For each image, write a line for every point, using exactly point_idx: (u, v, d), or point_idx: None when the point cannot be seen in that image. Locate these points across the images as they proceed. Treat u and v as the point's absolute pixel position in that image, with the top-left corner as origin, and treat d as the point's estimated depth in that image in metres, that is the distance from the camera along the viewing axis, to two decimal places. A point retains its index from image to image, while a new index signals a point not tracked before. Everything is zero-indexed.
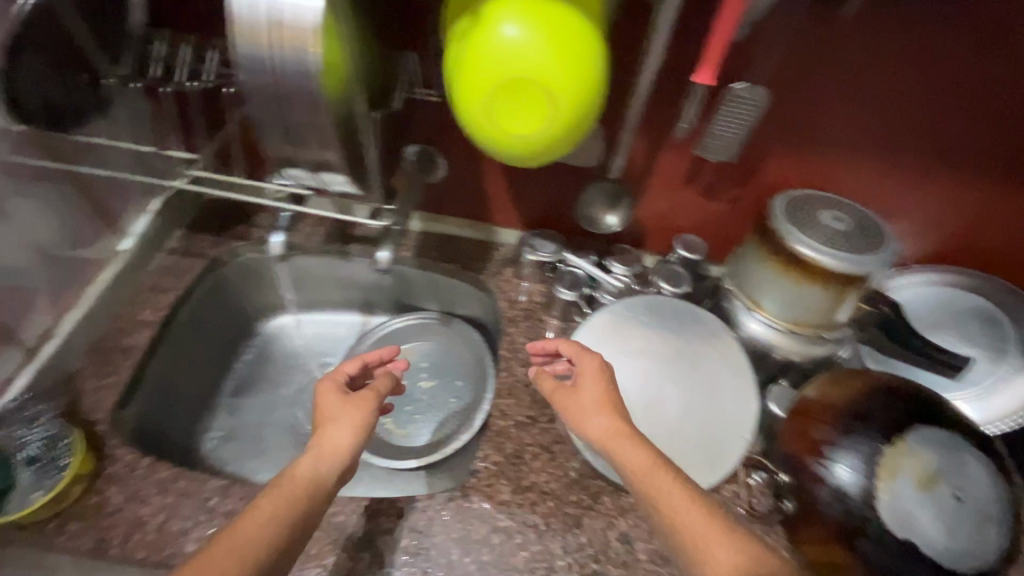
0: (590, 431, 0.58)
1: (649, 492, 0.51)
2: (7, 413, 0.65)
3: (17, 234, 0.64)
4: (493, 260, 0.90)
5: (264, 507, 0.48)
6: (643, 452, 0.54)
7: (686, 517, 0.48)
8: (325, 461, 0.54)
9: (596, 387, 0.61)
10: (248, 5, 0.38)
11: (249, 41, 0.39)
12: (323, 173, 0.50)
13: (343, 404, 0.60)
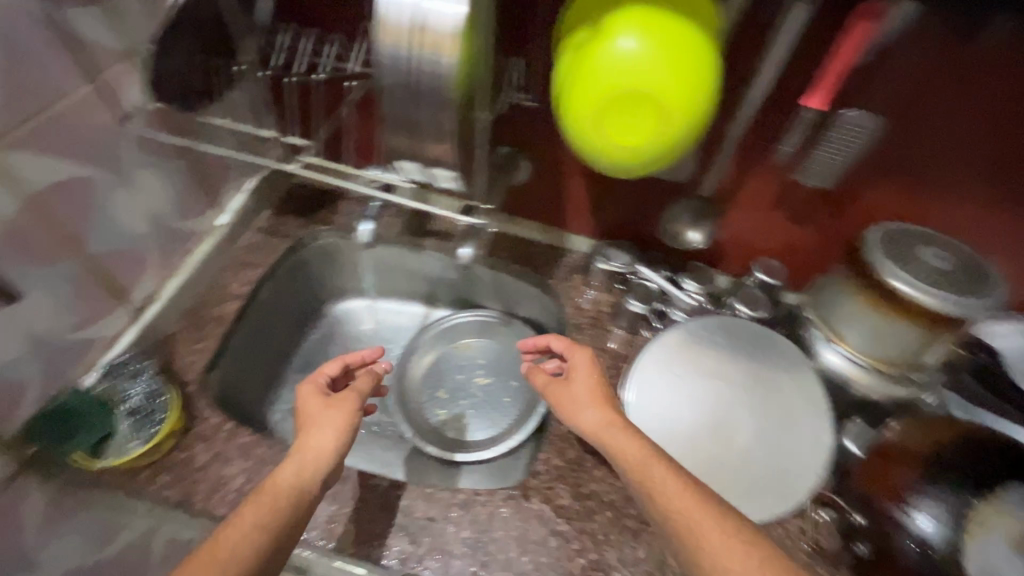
0: (584, 422, 0.60)
1: (643, 477, 0.52)
2: (114, 368, 0.69)
3: (141, 203, 0.69)
4: (563, 266, 0.91)
5: (246, 515, 0.48)
6: (633, 438, 0.56)
7: (675, 498, 0.48)
8: (306, 469, 0.55)
9: (588, 380, 0.64)
10: (396, 7, 0.40)
11: (391, 41, 0.41)
12: (434, 169, 0.50)
13: (323, 409, 0.61)
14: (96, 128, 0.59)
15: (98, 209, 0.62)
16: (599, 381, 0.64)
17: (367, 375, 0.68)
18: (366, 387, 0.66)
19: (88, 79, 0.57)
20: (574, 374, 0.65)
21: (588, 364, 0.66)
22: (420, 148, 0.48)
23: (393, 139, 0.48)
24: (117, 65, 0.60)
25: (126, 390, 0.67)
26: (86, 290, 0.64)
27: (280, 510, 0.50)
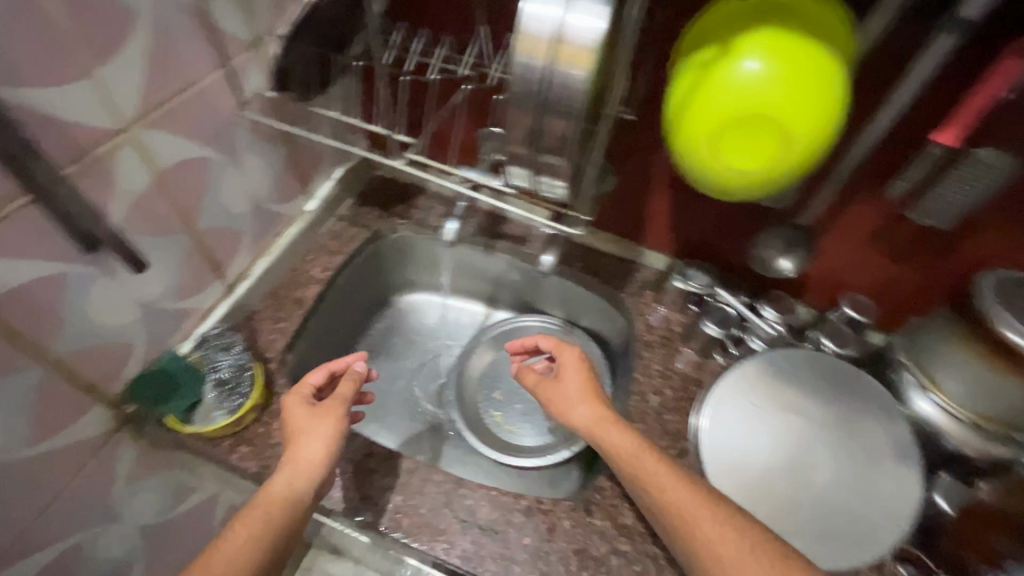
0: (577, 419, 0.67)
1: (643, 474, 0.60)
2: (208, 339, 0.72)
3: (246, 184, 0.72)
4: (634, 280, 0.90)
5: (239, 530, 0.53)
6: (627, 435, 0.63)
7: (673, 491, 0.57)
8: (299, 477, 0.58)
9: (579, 378, 0.70)
10: (536, 22, 0.41)
11: (527, 55, 0.42)
12: (543, 175, 0.51)
13: (311, 421, 0.62)
14: (218, 112, 0.62)
15: (210, 188, 0.66)
16: (589, 379, 0.70)
17: (351, 378, 0.68)
18: (349, 393, 0.66)
19: (217, 65, 0.60)
20: (564, 372, 0.71)
21: (577, 363, 0.72)
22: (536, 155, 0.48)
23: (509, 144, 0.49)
24: (241, 54, 0.63)
25: (217, 361, 0.71)
26: (195, 263, 0.68)
27: (272, 522, 0.54)
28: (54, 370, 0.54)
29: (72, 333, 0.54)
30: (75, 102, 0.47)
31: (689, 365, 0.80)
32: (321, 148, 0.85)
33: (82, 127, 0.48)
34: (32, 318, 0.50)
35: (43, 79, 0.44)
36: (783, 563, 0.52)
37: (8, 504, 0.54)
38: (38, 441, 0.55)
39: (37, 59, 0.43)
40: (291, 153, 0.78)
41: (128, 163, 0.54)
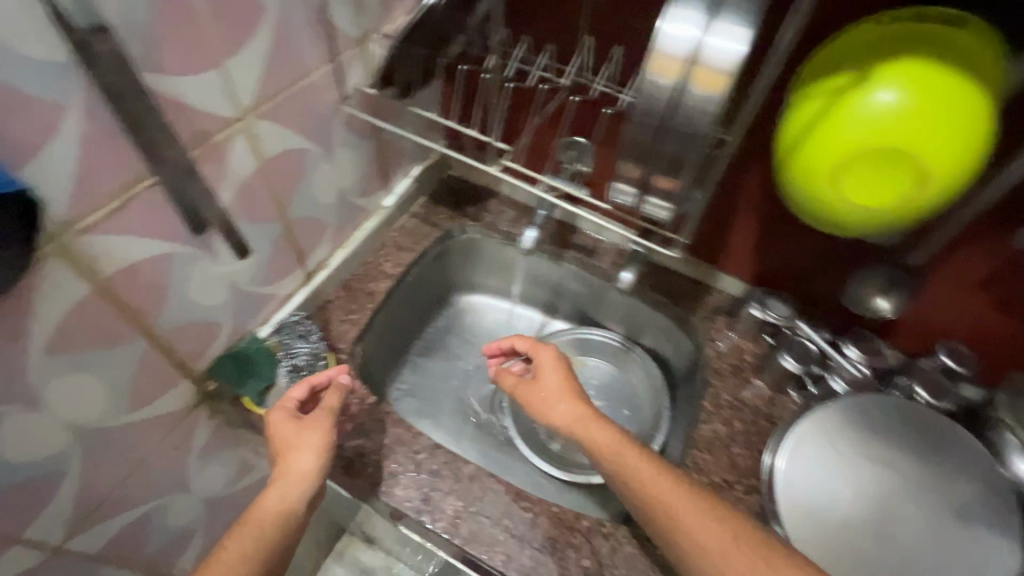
0: (557, 417, 0.65)
1: (623, 471, 0.58)
2: (288, 323, 0.74)
3: (337, 177, 0.73)
4: (705, 304, 0.87)
5: (231, 550, 0.54)
6: (605, 430, 0.62)
7: (654, 484, 0.56)
8: (291, 492, 0.58)
9: (558, 377, 0.68)
10: (674, 41, 0.39)
11: (661, 75, 0.41)
12: (652, 195, 0.51)
13: (298, 434, 0.61)
14: (322, 106, 0.64)
15: (305, 179, 0.67)
16: (567, 377, 0.69)
17: (336, 390, 0.66)
18: (335, 404, 0.64)
19: (327, 60, 0.61)
20: (542, 372, 0.69)
21: (555, 361, 0.70)
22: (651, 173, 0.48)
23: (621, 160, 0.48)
24: (349, 51, 0.64)
25: (294, 347, 0.72)
26: (285, 250, 0.70)
27: (265, 537, 0.55)
28: (154, 343, 0.56)
29: (174, 309, 0.56)
30: (205, 90, 0.48)
31: (759, 398, 0.77)
32: (404, 146, 0.87)
33: (208, 114, 0.50)
34: (142, 292, 0.52)
35: (184, 65, 0.46)
36: (767, 552, 0.51)
37: (101, 466, 0.56)
38: (135, 409, 0.57)
39: (181, 47, 0.45)
40: (378, 149, 0.80)
41: (241, 150, 0.55)
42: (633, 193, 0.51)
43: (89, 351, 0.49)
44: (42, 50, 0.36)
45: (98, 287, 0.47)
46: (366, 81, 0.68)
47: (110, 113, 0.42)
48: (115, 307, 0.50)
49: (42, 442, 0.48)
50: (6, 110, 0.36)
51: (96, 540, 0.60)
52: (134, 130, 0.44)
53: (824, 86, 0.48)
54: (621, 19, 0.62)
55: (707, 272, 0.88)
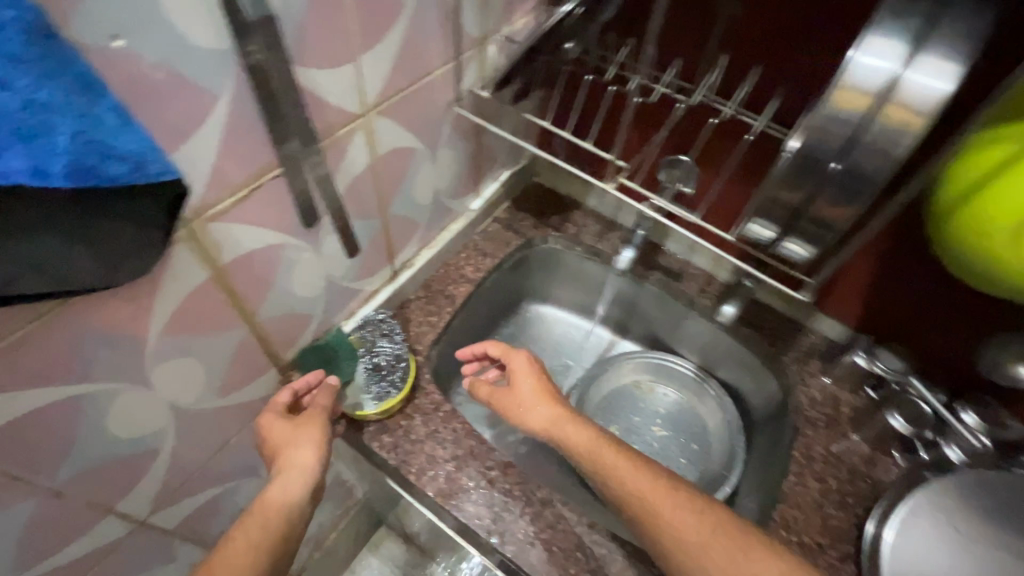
0: (537, 421, 0.63)
1: (606, 474, 0.57)
2: (373, 320, 0.73)
3: (435, 177, 0.72)
4: (799, 346, 0.81)
5: (238, 539, 0.52)
6: (581, 432, 0.60)
7: (634, 480, 0.55)
8: (292, 485, 0.57)
9: (534, 382, 0.66)
10: (866, 73, 0.37)
11: (844, 106, 0.37)
12: (794, 238, 0.46)
13: (292, 430, 0.59)
14: (436, 105, 0.63)
15: (407, 178, 0.66)
16: (544, 382, 0.66)
17: (325, 389, 0.63)
18: (329, 402, 0.62)
19: (449, 59, 0.60)
20: (517, 377, 0.67)
21: (531, 366, 0.68)
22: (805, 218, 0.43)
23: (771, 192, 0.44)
24: (469, 51, 0.63)
25: (377, 346, 0.71)
26: (379, 246, 0.69)
27: (270, 529, 0.54)
28: (253, 330, 0.56)
29: (274, 298, 0.56)
30: (338, 83, 0.48)
31: (857, 455, 0.71)
32: (498, 150, 0.85)
33: (335, 107, 0.49)
34: (250, 280, 0.51)
35: (325, 58, 0.45)
36: (748, 545, 0.51)
37: (190, 446, 0.56)
38: (226, 393, 0.57)
39: (326, 39, 0.44)
40: (475, 151, 0.78)
41: (358, 145, 0.54)
42: (772, 235, 0.47)
43: (198, 335, 0.49)
44: (209, 35, 0.36)
45: (215, 272, 0.47)
46: (479, 82, 0.67)
47: (255, 101, 0.41)
48: (224, 293, 0.49)
49: (146, 421, 0.49)
50: (166, 94, 0.35)
51: (174, 517, 0.60)
52: (273, 119, 0.43)
53: (984, 149, 0.44)
54: (762, 38, 0.58)
55: (807, 312, 0.82)
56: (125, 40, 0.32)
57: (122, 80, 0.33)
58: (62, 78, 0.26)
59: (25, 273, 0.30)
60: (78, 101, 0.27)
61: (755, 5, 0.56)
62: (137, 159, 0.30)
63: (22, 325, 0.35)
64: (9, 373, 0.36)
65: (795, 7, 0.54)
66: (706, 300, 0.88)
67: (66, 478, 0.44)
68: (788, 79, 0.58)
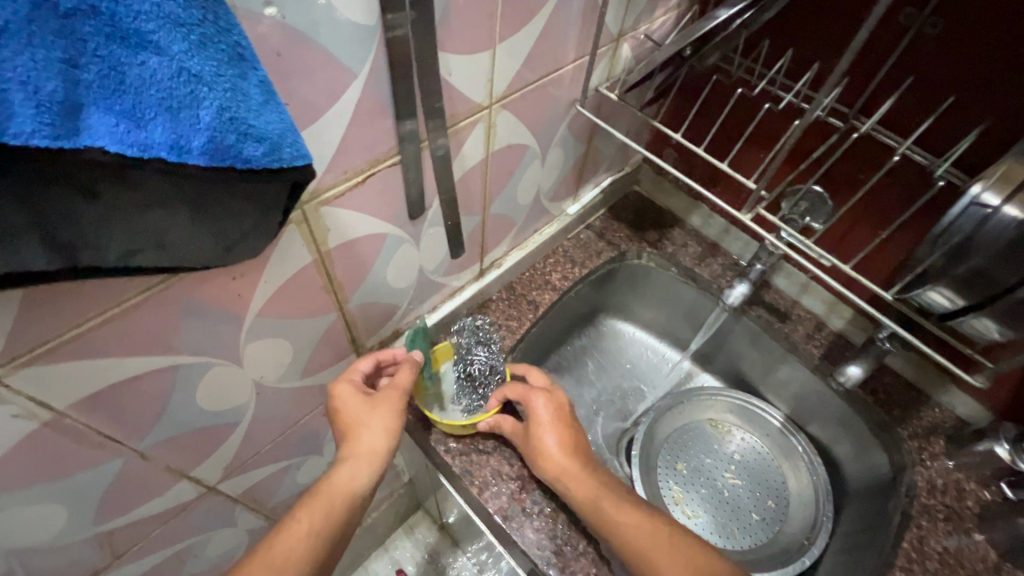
0: (545, 469, 0.56)
1: (607, 530, 0.52)
2: (470, 326, 0.68)
3: (542, 177, 0.68)
4: (918, 420, 0.72)
5: (300, 522, 0.50)
6: (583, 484, 0.54)
7: (639, 539, 0.50)
8: (361, 469, 0.53)
9: (551, 426, 0.58)
10: None
11: None
12: (977, 318, 0.40)
13: (368, 408, 0.55)
14: (559, 102, 0.58)
15: (515, 176, 0.62)
16: (562, 426, 0.58)
17: (409, 364, 0.60)
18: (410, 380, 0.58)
19: (582, 54, 0.55)
20: (532, 421, 0.58)
21: (552, 410, 0.59)
22: (1001, 304, 0.38)
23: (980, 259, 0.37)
24: (604, 47, 0.57)
25: (471, 354, 0.66)
26: (474, 243, 0.66)
27: (335, 517, 0.51)
28: (343, 316, 0.54)
29: (368, 288, 0.54)
30: (472, 71, 0.44)
31: (979, 559, 0.61)
32: (607, 154, 0.79)
33: (464, 98, 0.45)
34: (350, 268, 0.49)
35: (466, 44, 0.41)
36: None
37: (266, 423, 0.56)
38: (308, 374, 0.56)
39: (472, 24, 0.41)
40: (583, 154, 0.73)
41: (477, 138, 0.51)
42: (952, 307, 0.41)
43: (291, 318, 0.47)
44: (358, 10, 0.33)
45: (318, 257, 0.45)
46: (606, 81, 0.61)
47: (390, 84, 0.38)
48: (324, 279, 0.47)
49: (231, 395, 0.48)
50: (306, 69, 0.33)
51: (240, 486, 0.60)
52: (403, 104, 0.40)
53: None
54: (959, 64, 0.49)
55: (936, 381, 0.72)
56: (276, 8, 0.29)
57: (265, 50, 0.30)
58: (215, 45, 0.23)
59: (146, 248, 0.29)
60: (228, 74, 0.24)
61: (957, 25, 0.48)
62: (274, 141, 0.27)
63: (133, 294, 0.34)
64: (117, 340, 0.35)
65: (1015, 32, 0.45)
66: (811, 348, 0.78)
67: (152, 442, 0.44)
68: (985, 116, 0.49)
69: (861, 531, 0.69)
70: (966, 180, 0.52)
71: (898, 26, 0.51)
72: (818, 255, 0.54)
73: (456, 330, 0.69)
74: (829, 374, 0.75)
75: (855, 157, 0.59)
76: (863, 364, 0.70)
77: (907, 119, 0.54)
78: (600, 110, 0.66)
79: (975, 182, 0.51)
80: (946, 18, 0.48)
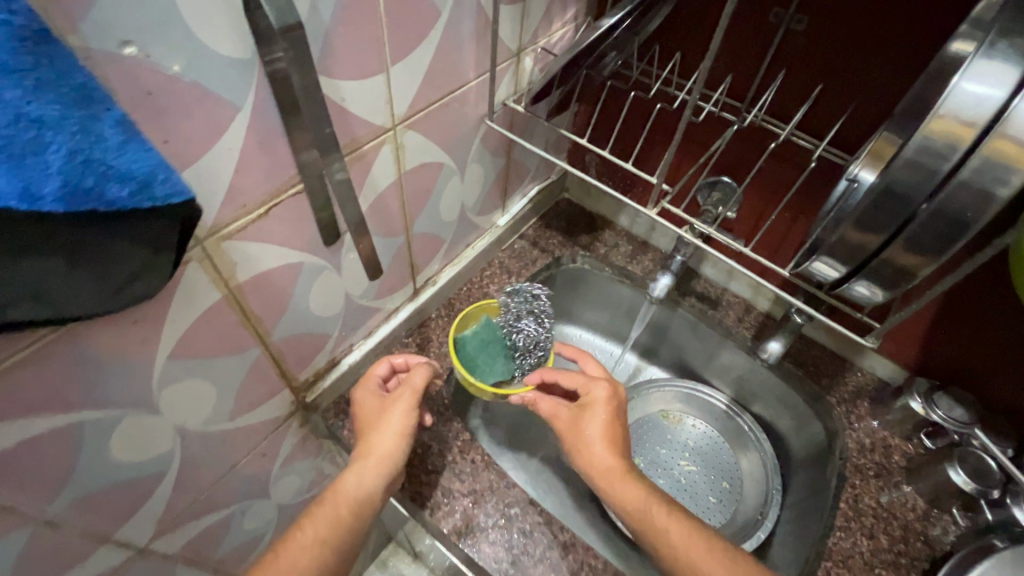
0: (589, 463, 0.56)
1: (654, 536, 0.51)
2: (527, 293, 0.69)
3: (463, 193, 0.69)
4: (844, 386, 0.77)
5: (306, 532, 0.52)
6: (628, 482, 0.54)
7: (687, 549, 0.50)
8: (367, 476, 0.55)
9: (606, 421, 0.58)
10: (973, 103, 0.33)
11: (947, 138, 0.34)
12: (859, 283, 0.43)
13: (383, 411, 0.58)
14: (467, 118, 0.60)
15: (435, 194, 0.63)
16: (615, 421, 0.58)
17: (424, 368, 0.62)
18: (423, 384, 0.60)
19: (483, 70, 0.57)
20: (588, 409, 0.59)
21: (610, 402, 0.59)
22: (874, 265, 0.41)
23: (845, 232, 0.40)
24: (505, 62, 0.60)
25: (520, 322, 0.67)
26: (403, 263, 0.66)
27: (342, 523, 0.53)
28: (267, 351, 0.53)
29: (290, 319, 0.53)
30: (368, 94, 0.45)
31: (910, 509, 0.66)
32: (529, 164, 0.81)
33: (363, 122, 0.46)
34: (265, 301, 0.48)
35: (356, 69, 0.42)
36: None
37: (198, 471, 0.53)
38: (238, 415, 0.54)
39: (358, 49, 0.42)
40: (504, 167, 0.75)
41: (386, 159, 0.52)
42: (838, 276, 0.44)
43: (206, 358, 0.46)
44: (231, 43, 0.33)
45: (229, 293, 0.44)
46: (512, 95, 0.64)
47: (278, 113, 0.39)
48: (239, 315, 0.46)
49: (149, 446, 0.46)
50: (182, 104, 0.33)
51: (177, 542, 0.57)
52: (296, 132, 0.41)
53: None
54: (823, 54, 0.54)
55: (855, 348, 0.77)
56: (137, 47, 0.29)
57: (133, 90, 0.30)
58: (58, 88, 0.24)
59: (22, 302, 0.28)
60: (76, 114, 0.25)
61: (817, 20, 0.52)
62: (142, 181, 0.27)
63: (15, 352, 0.32)
64: (3, 400, 0.34)
65: (862, 24, 0.50)
66: (743, 331, 0.82)
67: (63, 506, 0.42)
68: (852, 100, 0.54)
69: (807, 497, 0.72)
70: (844, 159, 0.57)
71: (769, 25, 0.55)
72: (729, 242, 0.57)
73: (511, 292, 0.70)
74: (754, 349, 0.79)
75: (756, 147, 0.64)
76: (782, 339, 0.72)
77: (790, 108, 0.59)
78: (513, 124, 0.68)
79: (853, 160, 0.56)
80: (808, 15, 0.53)
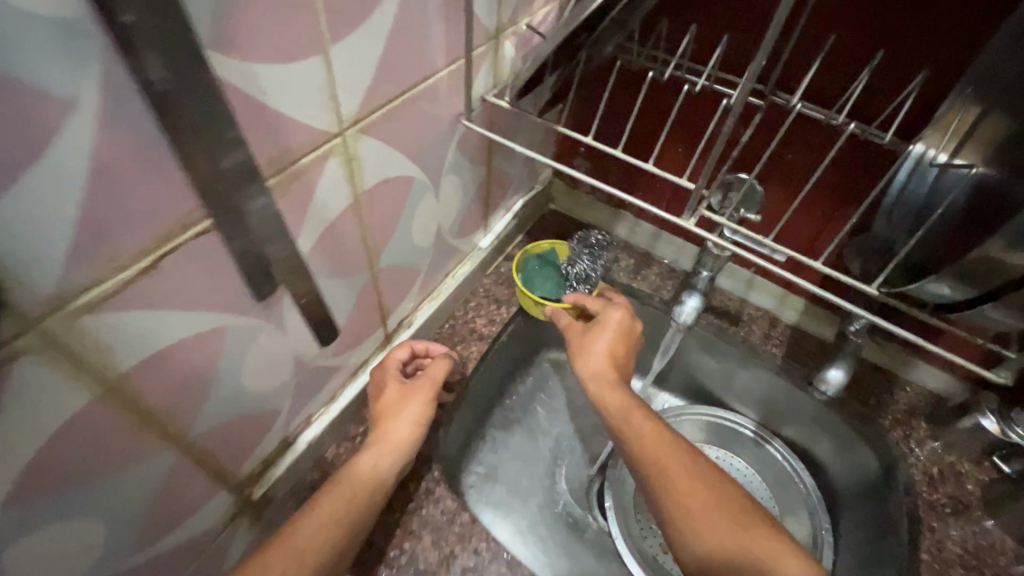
0: (583, 370, 0.52)
1: (626, 436, 0.47)
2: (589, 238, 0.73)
3: (437, 213, 0.55)
4: (894, 405, 0.67)
5: (321, 509, 0.43)
6: (615, 388, 0.50)
7: (655, 447, 0.46)
8: (384, 459, 0.48)
9: (610, 341, 0.52)
10: None
11: None
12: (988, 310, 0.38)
13: (400, 394, 0.51)
14: (439, 118, 0.47)
15: (404, 217, 0.50)
16: (623, 345, 0.52)
17: (443, 361, 0.55)
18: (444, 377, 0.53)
19: (455, 57, 0.44)
20: (599, 328, 0.53)
21: (621, 323, 0.53)
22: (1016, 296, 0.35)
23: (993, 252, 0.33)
24: (481, 46, 0.47)
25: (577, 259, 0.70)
26: (367, 308, 0.52)
27: (361, 505, 0.45)
28: (186, 453, 0.38)
29: (217, 406, 0.39)
30: (297, 86, 0.31)
31: (999, 552, 0.56)
32: (512, 173, 0.68)
33: (295, 127, 0.33)
34: (171, 390, 0.34)
35: (271, 43, 0.29)
36: (756, 541, 0.42)
37: None
38: (150, 542, 0.39)
39: (273, 19, 0.28)
40: (485, 177, 0.62)
41: (334, 177, 0.38)
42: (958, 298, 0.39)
43: (82, 484, 0.31)
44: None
45: (105, 389, 0.30)
46: (492, 89, 0.51)
47: (151, 117, 0.25)
48: (129, 416, 0.32)
49: None
50: None
51: None
52: (188, 146, 0.27)
53: None
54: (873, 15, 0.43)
55: (902, 359, 0.67)
56: None
57: None
58: None
59: None
60: None
61: None
62: None
63: None
64: None
65: None
66: (771, 348, 0.72)
67: None
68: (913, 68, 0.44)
69: (870, 542, 0.60)
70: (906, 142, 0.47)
71: None
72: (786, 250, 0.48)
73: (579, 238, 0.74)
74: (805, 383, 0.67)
75: (803, 145, 0.53)
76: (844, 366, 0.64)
77: (833, 86, 0.48)
78: (493, 124, 0.56)
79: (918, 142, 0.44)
80: None
